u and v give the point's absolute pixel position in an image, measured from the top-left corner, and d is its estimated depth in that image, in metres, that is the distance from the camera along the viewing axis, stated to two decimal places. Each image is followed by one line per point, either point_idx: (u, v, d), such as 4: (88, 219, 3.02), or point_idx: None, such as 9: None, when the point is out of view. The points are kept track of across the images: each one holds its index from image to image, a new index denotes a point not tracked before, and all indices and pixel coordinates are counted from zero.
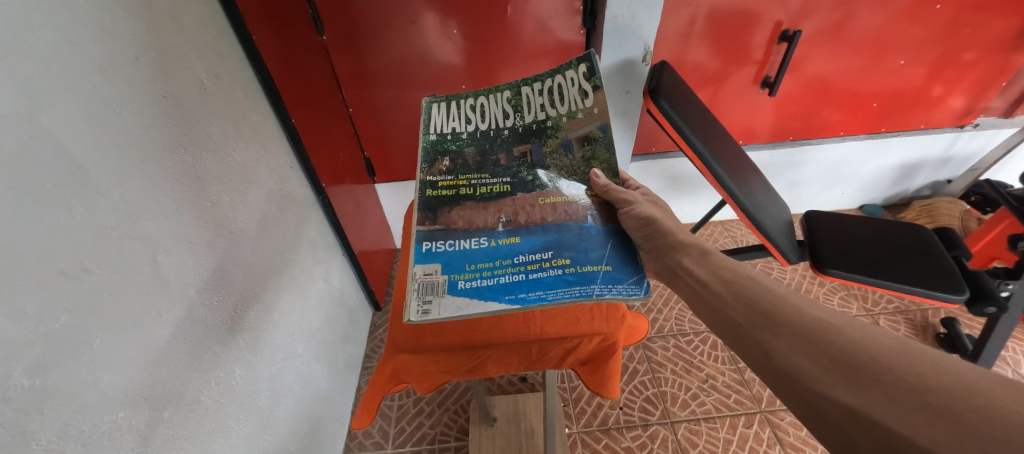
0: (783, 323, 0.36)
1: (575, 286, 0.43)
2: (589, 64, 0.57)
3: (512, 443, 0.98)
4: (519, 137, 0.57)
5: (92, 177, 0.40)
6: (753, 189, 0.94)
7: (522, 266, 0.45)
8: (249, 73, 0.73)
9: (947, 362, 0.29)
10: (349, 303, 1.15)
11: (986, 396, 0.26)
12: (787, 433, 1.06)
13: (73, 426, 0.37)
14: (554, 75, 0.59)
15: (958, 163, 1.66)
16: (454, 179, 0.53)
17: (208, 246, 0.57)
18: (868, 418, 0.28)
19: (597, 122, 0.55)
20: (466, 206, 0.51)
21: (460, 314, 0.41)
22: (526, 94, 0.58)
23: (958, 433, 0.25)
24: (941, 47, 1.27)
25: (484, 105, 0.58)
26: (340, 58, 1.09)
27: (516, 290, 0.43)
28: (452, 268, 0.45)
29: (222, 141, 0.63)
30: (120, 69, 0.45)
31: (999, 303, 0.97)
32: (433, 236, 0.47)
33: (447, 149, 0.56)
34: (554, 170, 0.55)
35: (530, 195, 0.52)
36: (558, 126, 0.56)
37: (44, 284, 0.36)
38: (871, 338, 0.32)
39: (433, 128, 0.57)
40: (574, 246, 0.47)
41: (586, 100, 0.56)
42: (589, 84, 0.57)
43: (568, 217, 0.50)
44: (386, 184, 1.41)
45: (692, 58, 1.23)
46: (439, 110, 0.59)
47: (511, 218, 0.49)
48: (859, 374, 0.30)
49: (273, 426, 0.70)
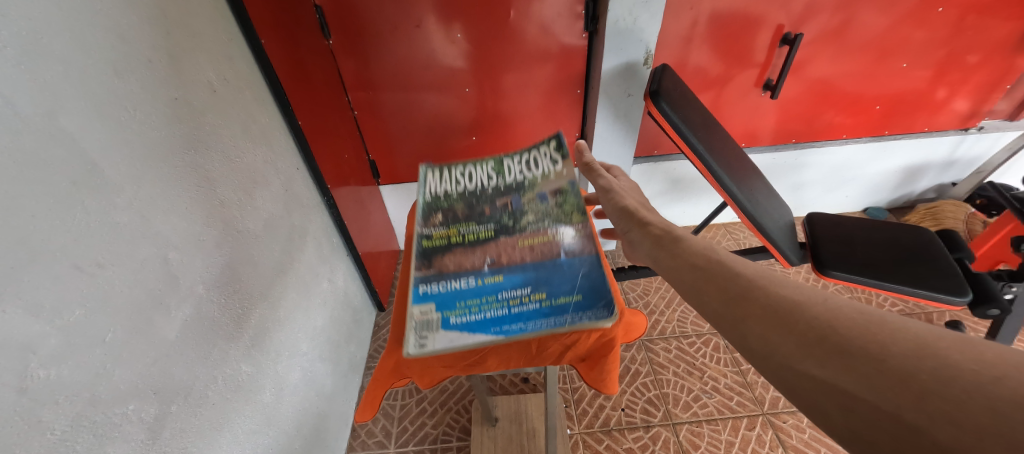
0: (746, 298, 0.33)
1: (555, 319, 0.44)
2: (557, 141, 0.67)
3: (514, 444, 0.98)
4: (501, 193, 0.62)
5: (107, 177, 0.42)
6: (754, 189, 0.95)
7: (508, 301, 0.47)
8: (257, 75, 0.75)
9: (908, 324, 0.26)
10: (353, 303, 1.17)
11: (948, 358, 0.23)
12: (790, 435, 1.05)
13: (85, 416, 0.38)
14: (532, 150, 0.68)
15: (963, 166, 1.65)
16: (446, 230, 0.57)
17: (216, 245, 0.58)
18: (836, 388, 0.26)
19: (567, 178, 0.61)
20: (456, 251, 0.54)
21: (454, 346, 0.42)
22: (507, 164, 0.68)
23: (921, 397, 0.23)
24: (945, 49, 1.27)
25: (472, 172, 0.68)
26: (345, 62, 1.10)
27: (502, 323, 0.45)
28: (445, 305, 0.47)
29: (230, 143, 0.64)
30: (134, 71, 0.46)
31: (1002, 305, 0.95)
32: (428, 279, 0.50)
33: (439, 206, 0.62)
34: (530, 214, 0.58)
35: (512, 238, 0.55)
36: (534, 183, 0.63)
37: (61, 277, 0.37)
38: (833, 310, 0.29)
39: (428, 190, 0.65)
40: (551, 278, 0.49)
41: (558, 166, 0.64)
42: (559, 155, 0.66)
43: (545, 255, 0.51)
44: (390, 186, 1.43)
45: (694, 62, 1.24)
46: (434, 176, 0.68)
47: (496, 259, 0.52)
48: (823, 345, 0.28)
49: (278, 422, 0.71)
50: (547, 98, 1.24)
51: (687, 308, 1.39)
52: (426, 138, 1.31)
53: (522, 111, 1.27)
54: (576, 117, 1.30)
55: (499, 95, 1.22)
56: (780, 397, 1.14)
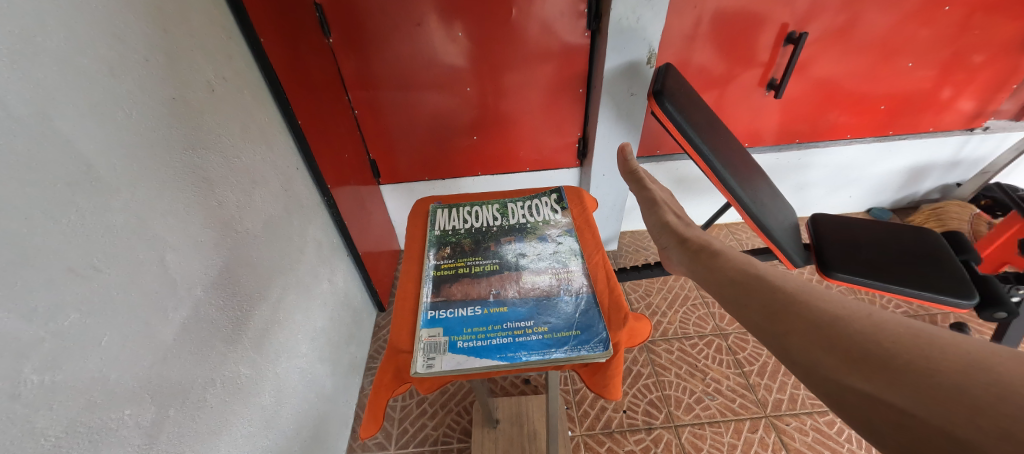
0: (789, 313, 0.35)
1: (552, 350, 0.45)
2: (558, 193, 0.71)
3: (514, 445, 0.98)
4: (506, 232, 0.64)
5: (103, 178, 0.41)
6: (758, 191, 0.94)
7: (511, 330, 0.48)
8: (256, 74, 0.74)
9: (954, 340, 0.27)
10: (354, 304, 1.16)
11: (997, 374, 0.24)
12: (793, 438, 1.05)
13: (80, 421, 0.38)
14: (534, 197, 0.71)
15: (968, 167, 1.64)
16: (454, 262, 0.59)
17: (215, 246, 0.58)
18: (883, 402, 0.27)
19: (566, 225, 0.65)
20: (464, 281, 0.55)
21: (460, 369, 0.44)
22: (511, 206, 0.69)
23: (971, 411, 0.24)
24: (951, 48, 1.26)
25: (478, 211, 0.69)
26: (346, 61, 1.10)
27: (506, 350, 0.45)
28: (452, 330, 0.48)
29: (229, 143, 0.63)
30: (130, 70, 0.46)
31: (1010, 309, 0.92)
32: (437, 306, 0.52)
33: (448, 240, 0.63)
34: (532, 253, 0.59)
35: (515, 273, 0.56)
36: (537, 226, 0.65)
37: (55, 281, 0.36)
38: (878, 325, 0.31)
39: (437, 226, 0.66)
40: (555, 311, 0.50)
41: (557, 213, 0.67)
42: (558, 205, 0.69)
43: (546, 292, 0.53)
44: (391, 185, 1.42)
45: (697, 61, 1.23)
46: (443, 214, 0.69)
47: (501, 291, 0.53)
48: (868, 360, 0.29)
49: (278, 424, 0.71)
50: (548, 98, 1.23)
51: (689, 309, 1.38)
52: (427, 138, 1.30)
53: (524, 110, 1.26)
54: (578, 117, 1.29)
55: (501, 95, 1.21)
56: (783, 399, 1.13)
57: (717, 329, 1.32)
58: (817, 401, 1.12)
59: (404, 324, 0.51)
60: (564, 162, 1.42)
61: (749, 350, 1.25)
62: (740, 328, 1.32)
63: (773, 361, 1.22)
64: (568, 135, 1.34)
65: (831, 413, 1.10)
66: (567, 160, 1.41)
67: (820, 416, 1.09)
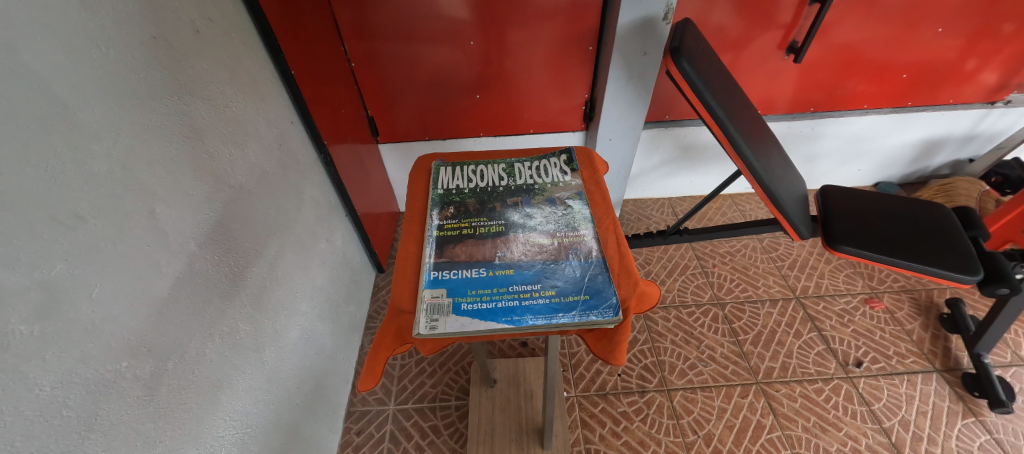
0: None
1: (559, 314, 0.45)
2: (568, 155, 0.68)
3: (511, 403, 1.01)
4: (512, 193, 0.62)
5: (81, 120, 0.38)
6: (771, 160, 0.91)
7: (517, 293, 0.47)
8: (244, 16, 0.68)
9: None
10: (353, 264, 1.16)
11: None
12: (782, 404, 1.08)
13: (76, 373, 0.37)
14: (542, 158, 0.68)
15: (982, 142, 1.60)
16: (458, 223, 0.57)
17: (208, 200, 0.56)
18: None
19: (575, 189, 0.62)
20: (468, 242, 0.54)
21: (464, 331, 0.43)
22: (517, 167, 0.66)
23: None
24: (983, 15, 1.18)
25: (483, 171, 0.66)
26: (340, 7, 1.02)
27: (512, 313, 0.45)
28: (456, 291, 0.47)
29: (217, 91, 0.60)
30: (103, 2, 0.41)
31: (1013, 285, 0.93)
32: (440, 267, 0.50)
33: (452, 200, 0.61)
34: (540, 215, 0.57)
35: (520, 235, 0.54)
36: (544, 189, 0.62)
37: (39, 229, 0.34)
38: None
39: (440, 185, 0.63)
40: (562, 276, 0.49)
41: (566, 176, 0.64)
42: (568, 167, 0.66)
43: (551, 256, 0.51)
44: (389, 145, 1.38)
45: (716, 20, 1.15)
46: (446, 172, 0.66)
47: (506, 253, 0.52)
48: None
49: (278, 378, 0.72)
50: (556, 55, 1.16)
51: (688, 278, 1.39)
52: (427, 95, 1.24)
53: (529, 68, 1.19)
54: (586, 78, 1.23)
55: (505, 52, 1.15)
56: (775, 367, 1.16)
57: (714, 298, 1.33)
58: (808, 370, 1.15)
59: (405, 284, 0.50)
60: (568, 126, 1.37)
61: (746, 319, 1.27)
62: (738, 297, 1.33)
63: (767, 331, 1.24)
64: (575, 97, 1.29)
65: (820, 381, 1.13)
66: (573, 122, 1.36)
67: (810, 384, 1.12)
